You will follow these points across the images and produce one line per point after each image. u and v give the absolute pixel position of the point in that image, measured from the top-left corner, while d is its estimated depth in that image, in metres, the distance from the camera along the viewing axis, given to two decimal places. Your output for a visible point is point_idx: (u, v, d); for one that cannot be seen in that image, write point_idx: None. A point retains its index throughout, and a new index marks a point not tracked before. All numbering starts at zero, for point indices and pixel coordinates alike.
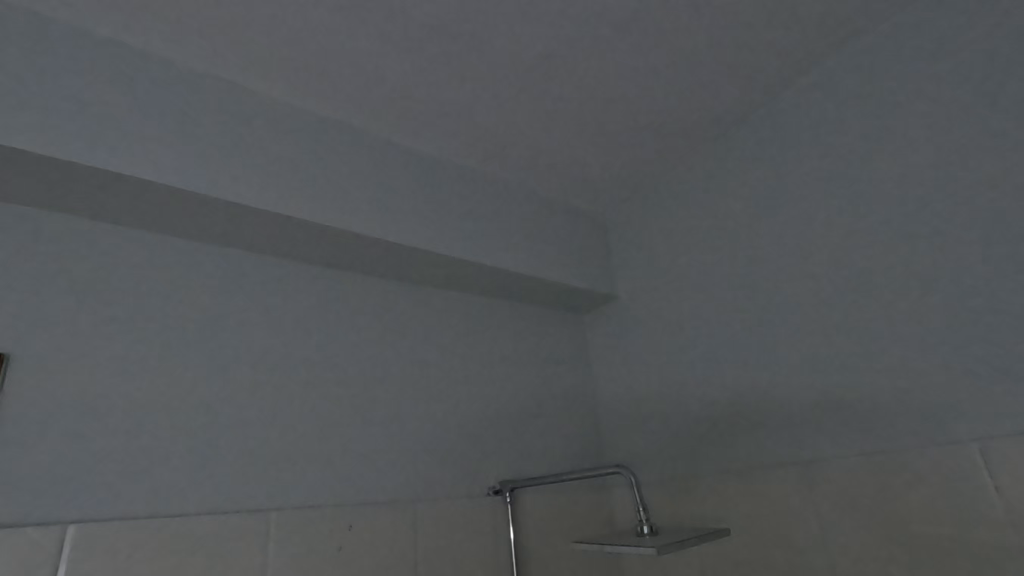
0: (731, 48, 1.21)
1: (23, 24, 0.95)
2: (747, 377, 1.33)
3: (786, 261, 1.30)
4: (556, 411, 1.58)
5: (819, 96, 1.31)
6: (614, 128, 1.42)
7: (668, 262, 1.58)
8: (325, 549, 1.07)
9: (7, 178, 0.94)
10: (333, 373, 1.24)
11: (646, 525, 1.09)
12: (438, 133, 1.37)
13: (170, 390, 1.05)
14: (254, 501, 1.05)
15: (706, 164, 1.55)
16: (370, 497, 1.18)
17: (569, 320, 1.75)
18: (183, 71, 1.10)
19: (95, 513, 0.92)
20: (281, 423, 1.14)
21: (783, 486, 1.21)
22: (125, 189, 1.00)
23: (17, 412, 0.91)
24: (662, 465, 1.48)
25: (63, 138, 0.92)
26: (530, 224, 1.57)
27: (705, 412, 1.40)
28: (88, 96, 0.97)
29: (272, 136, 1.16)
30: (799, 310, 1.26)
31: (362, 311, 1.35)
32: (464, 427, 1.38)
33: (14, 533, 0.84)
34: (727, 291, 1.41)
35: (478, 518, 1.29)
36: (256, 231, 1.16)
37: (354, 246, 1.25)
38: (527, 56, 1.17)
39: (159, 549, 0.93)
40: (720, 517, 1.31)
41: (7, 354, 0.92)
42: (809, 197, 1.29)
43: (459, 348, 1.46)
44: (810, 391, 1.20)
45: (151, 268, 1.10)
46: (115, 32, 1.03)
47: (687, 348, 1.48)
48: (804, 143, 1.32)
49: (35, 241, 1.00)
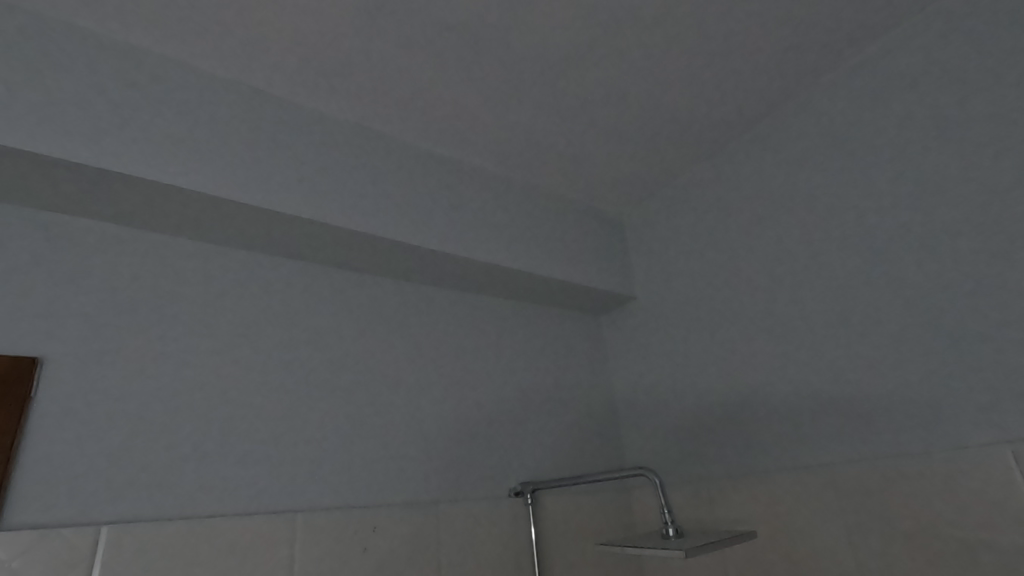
0: (752, 51, 1.21)
1: (48, 32, 0.96)
2: (769, 378, 1.33)
3: (808, 262, 1.30)
4: (575, 412, 1.58)
5: (841, 96, 1.31)
6: (634, 130, 1.42)
7: (687, 262, 1.58)
8: (351, 549, 1.08)
9: (38, 185, 0.96)
10: (356, 375, 1.25)
11: (671, 527, 1.09)
12: (457, 136, 1.37)
13: (197, 393, 1.06)
14: (282, 502, 1.07)
15: (725, 165, 1.54)
16: (394, 498, 1.19)
17: (587, 321, 1.76)
18: (205, 77, 1.11)
19: (126, 514, 0.93)
20: (305, 425, 1.15)
21: (808, 487, 1.20)
22: (152, 194, 1.01)
23: (50, 416, 0.92)
24: (682, 466, 1.48)
25: (91, 145, 0.93)
26: (549, 225, 1.57)
27: (727, 414, 1.40)
28: (114, 103, 0.98)
29: (293, 141, 1.17)
30: (822, 311, 1.25)
31: (383, 313, 1.35)
32: (485, 429, 1.38)
33: (50, 534, 0.86)
34: (748, 293, 1.41)
35: (501, 519, 1.29)
36: (279, 235, 1.17)
37: (376, 249, 1.26)
38: (549, 60, 1.18)
39: (190, 550, 0.95)
40: (743, 518, 1.31)
41: (40, 358, 0.94)
42: (831, 198, 1.28)
43: (479, 349, 1.47)
44: (834, 393, 1.20)
45: (176, 272, 1.12)
46: (138, 40, 1.04)
47: (707, 350, 1.48)
48: (826, 144, 1.32)
49: (64, 247, 1.02)
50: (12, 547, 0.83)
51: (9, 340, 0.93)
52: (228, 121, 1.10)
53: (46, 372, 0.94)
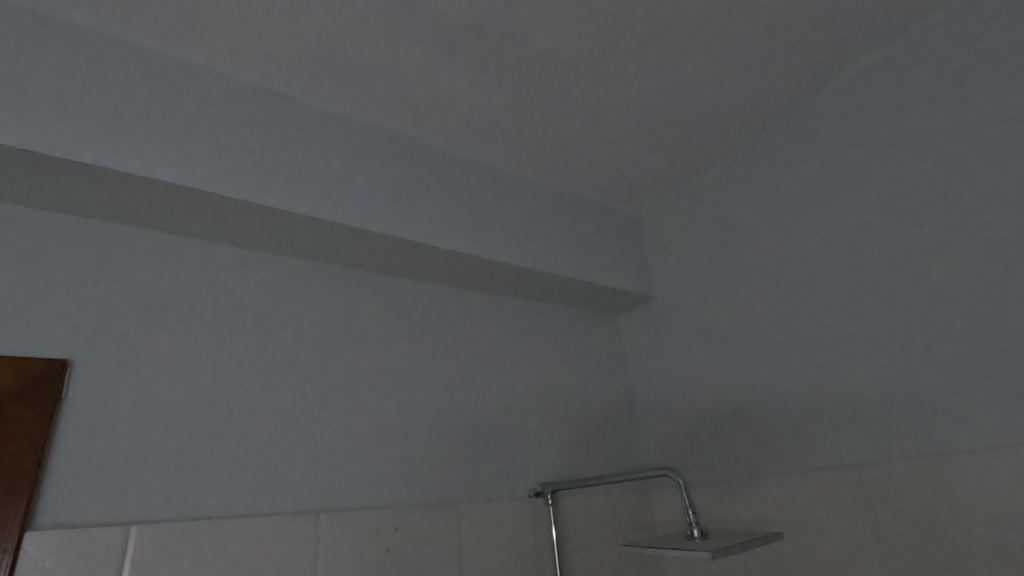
0: (773, 47, 1.20)
1: (76, 41, 0.98)
2: (792, 378, 1.31)
3: (830, 260, 1.28)
4: (594, 412, 1.57)
5: (861, 92, 1.29)
6: (651, 129, 1.41)
7: (706, 262, 1.57)
8: (374, 549, 1.09)
9: (67, 190, 0.97)
10: (376, 376, 1.26)
11: (696, 528, 1.08)
12: (475, 137, 1.37)
13: (221, 394, 1.07)
14: (306, 503, 1.07)
15: (744, 163, 1.52)
16: (415, 499, 1.19)
17: (604, 321, 1.75)
18: (228, 82, 1.12)
19: (154, 515, 0.94)
20: (327, 426, 1.15)
21: (834, 488, 1.19)
22: (176, 198, 1.02)
23: (80, 416, 0.94)
24: (703, 466, 1.47)
25: (117, 150, 0.95)
26: (566, 225, 1.56)
27: (748, 414, 1.39)
28: (139, 109, 1.00)
29: (313, 144, 1.18)
30: (846, 310, 1.23)
31: (402, 315, 1.36)
32: (505, 430, 1.38)
33: (82, 533, 0.87)
34: (769, 292, 1.39)
35: (521, 520, 1.29)
36: (300, 237, 1.17)
37: (395, 250, 1.26)
38: (567, 59, 1.17)
39: (216, 550, 0.95)
40: (766, 519, 1.29)
41: (70, 360, 0.96)
42: (854, 195, 1.26)
43: (497, 350, 1.47)
44: (859, 392, 1.18)
45: (200, 275, 1.13)
46: (163, 47, 1.06)
47: (728, 349, 1.46)
48: (849, 139, 1.30)
49: (92, 251, 1.04)
50: (44, 546, 0.85)
51: (41, 343, 0.95)
52: (248, 124, 1.11)
53: (76, 374, 0.96)
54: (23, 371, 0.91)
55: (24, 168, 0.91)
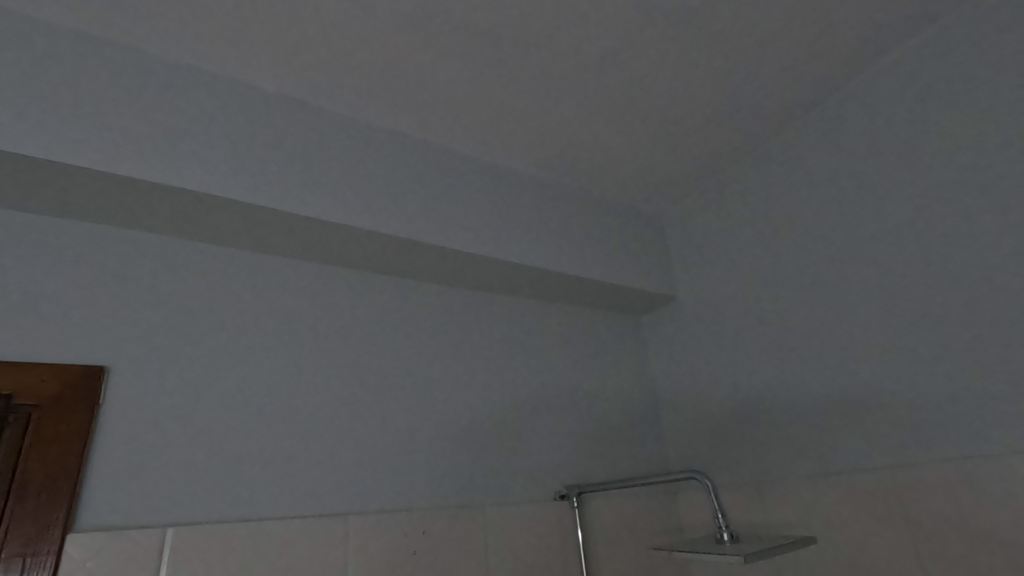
0: (798, 42, 1.17)
1: (108, 56, 1.01)
2: (822, 378, 1.28)
3: (860, 257, 1.25)
4: (617, 414, 1.56)
5: (890, 86, 1.26)
6: (672, 128, 1.39)
7: (730, 261, 1.55)
8: (402, 551, 1.10)
9: (101, 201, 1.00)
10: (401, 381, 1.26)
11: (726, 531, 1.07)
12: (495, 140, 1.37)
13: (251, 400, 1.09)
14: (334, 506, 1.09)
15: (769, 159, 1.50)
16: (441, 501, 1.20)
17: (626, 322, 1.73)
18: (252, 93, 1.14)
19: (189, 517, 0.96)
20: (354, 430, 1.17)
21: (867, 490, 1.16)
22: (205, 207, 1.04)
23: (116, 422, 0.96)
24: (730, 468, 1.44)
25: (148, 162, 0.97)
26: (587, 227, 1.55)
27: (776, 416, 1.36)
28: (168, 121, 1.02)
29: (336, 151, 1.19)
30: (878, 308, 1.20)
31: (426, 318, 1.36)
32: (529, 432, 1.38)
33: (120, 535, 0.90)
34: (796, 291, 1.37)
35: (547, 522, 1.29)
36: (326, 242, 1.19)
37: (418, 254, 1.27)
38: (588, 59, 1.16)
39: (250, 552, 0.97)
40: (797, 522, 1.27)
41: (107, 367, 0.98)
42: (885, 190, 1.23)
43: (519, 352, 1.46)
44: (893, 393, 1.15)
45: (229, 282, 1.15)
46: (190, 60, 1.08)
47: (755, 349, 1.44)
48: (879, 133, 1.26)
49: (125, 260, 1.06)
50: (85, 548, 0.87)
51: (79, 350, 0.97)
52: (273, 133, 1.13)
53: (112, 380, 0.98)
54: (62, 378, 0.94)
55: (61, 181, 0.94)
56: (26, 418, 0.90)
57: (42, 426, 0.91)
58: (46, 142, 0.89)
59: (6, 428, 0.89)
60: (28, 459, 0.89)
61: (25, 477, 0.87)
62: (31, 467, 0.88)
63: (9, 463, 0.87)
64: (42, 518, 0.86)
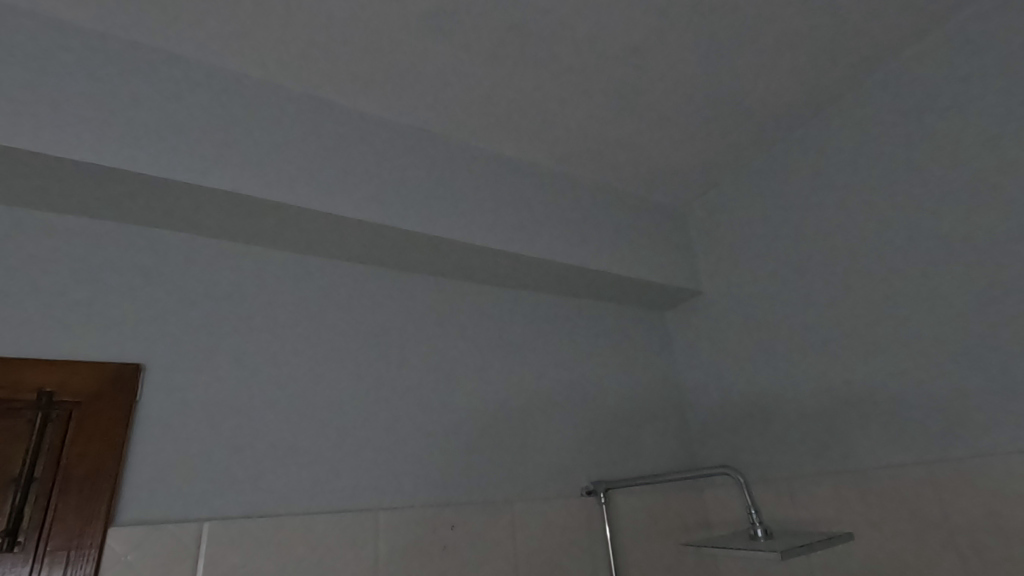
0: (829, 28, 1.14)
1: (139, 58, 1.02)
2: (852, 373, 1.25)
3: (892, 248, 1.22)
4: (642, 410, 1.55)
5: (922, 72, 1.22)
6: (696, 120, 1.37)
7: (756, 255, 1.52)
8: (431, 546, 1.10)
9: (135, 202, 1.01)
10: (428, 377, 1.27)
11: (759, 528, 1.05)
12: (518, 136, 1.36)
13: (281, 396, 1.10)
14: (364, 500, 1.09)
15: (796, 150, 1.46)
16: (469, 497, 1.20)
17: (650, 318, 1.72)
18: (280, 92, 1.15)
19: (223, 512, 0.97)
20: (383, 426, 1.17)
21: (902, 486, 1.13)
22: (234, 206, 1.05)
23: (153, 419, 0.98)
24: (759, 465, 1.42)
25: (179, 161, 0.97)
26: (610, 221, 1.53)
27: (806, 411, 1.33)
28: (198, 121, 1.02)
29: (363, 149, 1.20)
30: (913, 300, 1.16)
31: (451, 315, 1.36)
32: (554, 428, 1.37)
33: (159, 529, 0.91)
34: (825, 284, 1.33)
35: (574, 518, 1.28)
36: (352, 240, 1.19)
37: (443, 250, 1.27)
38: (611, 51, 1.14)
39: (282, 547, 0.98)
40: (829, 520, 1.24)
41: (143, 365, 1.00)
42: (919, 179, 1.19)
43: (544, 349, 1.46)
44: (929, 387, 1.12)
45: (259, 280, 1.16)
46: (219, 61, 1.09)
47: (783, 344, 1.41)
48: (914, 120, 1.22)
49: (159, 260, 1.08)
50: (126, 541, 0.89)
51: (118, 348, 0.99)
52: (298, 132, 1.13)
53: (148, 377, 1.00)
54: (101, 375, 0.96)
55: (97, 183, 0.96)
56: (67, 414, 0.92)
57: (83, 422, 0.93)
58: (81, 144, 0.90)
59: (49, 423, 0.91)
60: (69, 454, 0.90)
61: (67, 473, 0.89)
62: (74, 462, 0.90)
63: (52, 459, 0.89)
64: (85, 512, 0.88)
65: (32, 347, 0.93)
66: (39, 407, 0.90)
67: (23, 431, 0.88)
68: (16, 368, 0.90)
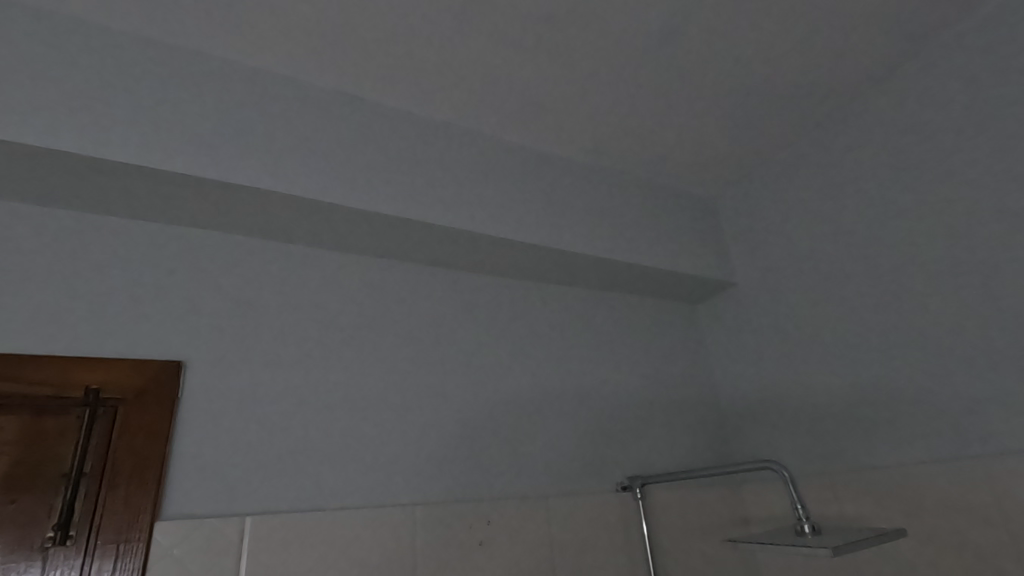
0: (871, 8, 1.09)
1: (175, 60, 1.03)
2: (898, 366, 1.20)
3: (938, 235, 1.16)
4: (675, 405, 1.52)
5: (968, 51, 1.15)
6: (729, 108, 1.33)
7: (791, 245, 1.48)
8: (469, 542, 1.10)
9: (173, 202, 1.02)
10: (460, 373, 1.26)
11: (807, 524, 1.02)
12: (547, 128, 1.34)
13: (316, 394, 1.10)
14: (403, 496, 1.10)
15: (832, 135, 1.40)
16: (505, 493, 1.19)
17: (681, 311, 1.68)
18: (311, 91, 1.15)
19: (265, 508, 0.98)
20: (417, 422, 1.17)
21: (953, 482, 1.08)
22: (268, 204, 1.05)
23: (194, 415, 0.99)
24: (798, 461, 1.38)
25: (214, 161, 0.98)
26: (640, 213, 1.51)
27: (847, 405, 1.29)
28: (233, 121, 1.03)
29: (394, 146, 1.19)
30: (964, 289, 1.11)
31: (482, 311, 1.35)
32: (586, 424, 1.35)
33: (204, 524, 0.92)
34: (866, 274, 1.28)
35: (610, 514, 1.26)
36: (384, 236, 1.19)
37: (473, 245, 1.26)
38: (642, 41, 1.12)
39: (323, 542, 0.99)
40: (874, 517, 1.19)
41: (183, 362, 1.01)
42: (968, 163, 1.13)
43: (576, 344, 1.44)
44: (981, 380, 1.07)
45: (293, 278, 1.17)
46: (251, 61, 1.09)
47: (820, 337, 1.37)
48: (962, 101, 1.16)
49: (196, 259, 1.09)
50: (173, 535, 0.90)
51: (160, 347, 1.01)
52: (330, 129, 1.13)
53: (189, 375, 1.01)
54: (144, 373, 0.97)
55: (137, 184, 0.97)
56: (112, 411, 0.94)
57: (128, 419, 0.94)
58: (121, 146, 0.92)
59: (96, 420, 0.92)
60: (116, 450, 0.92)
61: (115, 469, 0.91)
62: (120, 458, 0.92)
63: (100, 455, 0.91)
64: (132, 507, 0.90)
65: (77, 345, 0.95)
66: (86, 404, 0.92)
67: (72, 426, 0.90)
68: (63, 366, 0.92)
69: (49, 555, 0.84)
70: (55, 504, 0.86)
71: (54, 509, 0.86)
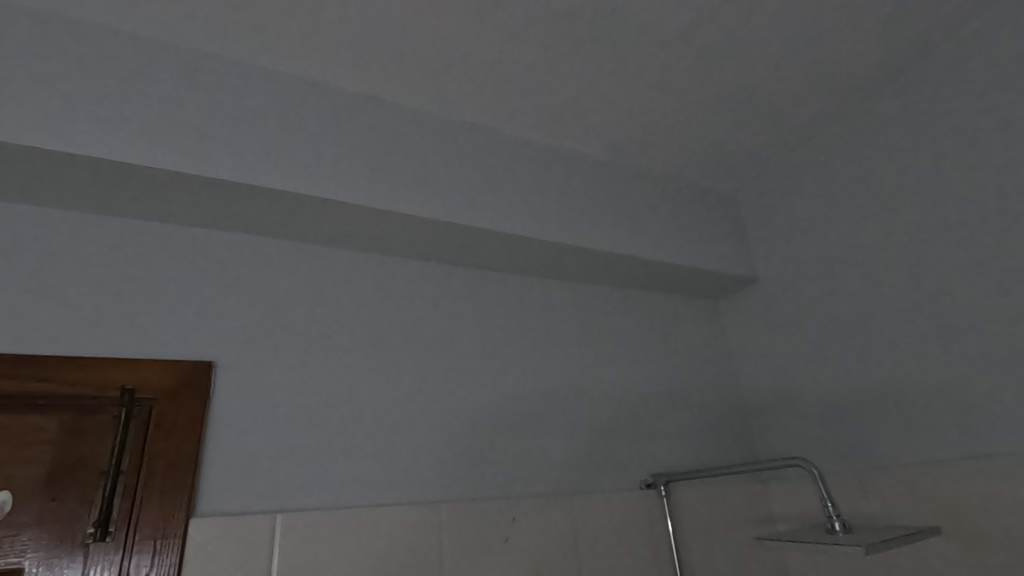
0: None
1: (199, 66, 1.04)
2: (928, 362, 1.17)
3: (969, 228, 1.13)
4: (698, 402, 1.50)
5: (999, 39, 1.12)
6: (750, 102, 1.31)
7: (815, 239, 1.45)
8: (494, 539, 1.10)
9: (200, 205, 1.04)
10: (483, 372, 1.26)
11: (837, 522, 1.01)
12: (565, 126, 1.34)
13: (341, 393, 1.11)
14: (428, 494, 1.11)
15: (857, 127, 1.37)
16: (529, 490, 1.20)
17: (703, 307, 1.67)
18: (332, 93, 1.16)
19: (294, 505, 1.00)
20: (441, 420, 1.18)
21: (987, 479, 1.05)
22: (291, 206, 1.06)
23: (225, 415, 1.01)
24: (825, 459, 1.36)
25: (240, 165, 0.99)
26: (660, 209, 1.49)
27: (875, 402, 1.26)
28: (256, 124, 1.04)
29: (414, 146, 1.20)
30: (997, 283, 1.08)
31: (503, 310, 1.35)
32: (608, 421, 1.35)
33: (237, 521, 0.94)
34: (894, 268, 1.26)
35: (634, 511, 1.26)
36: (405, 236, 1.20)
37: (493, 244, 1.26)
38: (660, 35, 1.10)
39: (352, 539, 1.00)
40: (905, 515, 1.17)
41: (213, 363, 1.03)
42: (1000, 153, 1.10)
43: (596, 341, 1.43)
44: (1016, 376, 1.04)
45: (317, 279, 1.18)
46: (273, 64, 1.10)
47: (846, 333, 1.35)
48: (996, 89, 1.12)
49: (222, 261, 1.11)
50: (207, 532, 0.92)
51: (191, 347, 1.03)
52: (351, 131, 1.14)
53: (219, 375, 1.03)
54: (176, 373, 0.99)
55: (167, 188, 0.99)
56: (147, 411, 0.96)
57: (162, 418, 0.96)
58: (150, 151, 0.93)
59: (132, 419, 0.95)
60: (151, 448, 0.94)
61: (151, 466, 0.93)
62: (155, 456, 0.94)
63: (136, 453, 0.94)
64: (168, 503, 0.92)
65: (112, 347, 0.98)
66: (122, 404, 0.95)
67: (110, 426, 0.93)
68: (100, 367, 0.95)
69: (89, 551, 0.87)
70: (95, 501, 0.89)
71: (94, 506, 0.89)
